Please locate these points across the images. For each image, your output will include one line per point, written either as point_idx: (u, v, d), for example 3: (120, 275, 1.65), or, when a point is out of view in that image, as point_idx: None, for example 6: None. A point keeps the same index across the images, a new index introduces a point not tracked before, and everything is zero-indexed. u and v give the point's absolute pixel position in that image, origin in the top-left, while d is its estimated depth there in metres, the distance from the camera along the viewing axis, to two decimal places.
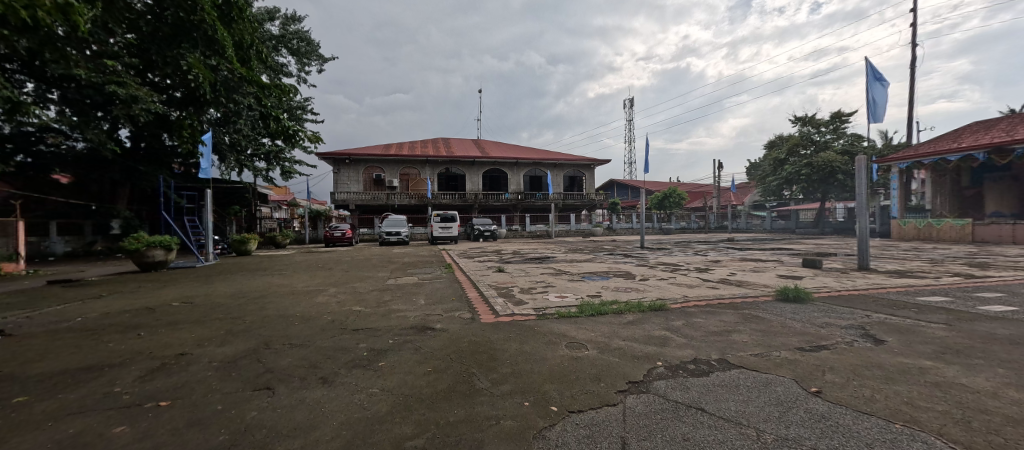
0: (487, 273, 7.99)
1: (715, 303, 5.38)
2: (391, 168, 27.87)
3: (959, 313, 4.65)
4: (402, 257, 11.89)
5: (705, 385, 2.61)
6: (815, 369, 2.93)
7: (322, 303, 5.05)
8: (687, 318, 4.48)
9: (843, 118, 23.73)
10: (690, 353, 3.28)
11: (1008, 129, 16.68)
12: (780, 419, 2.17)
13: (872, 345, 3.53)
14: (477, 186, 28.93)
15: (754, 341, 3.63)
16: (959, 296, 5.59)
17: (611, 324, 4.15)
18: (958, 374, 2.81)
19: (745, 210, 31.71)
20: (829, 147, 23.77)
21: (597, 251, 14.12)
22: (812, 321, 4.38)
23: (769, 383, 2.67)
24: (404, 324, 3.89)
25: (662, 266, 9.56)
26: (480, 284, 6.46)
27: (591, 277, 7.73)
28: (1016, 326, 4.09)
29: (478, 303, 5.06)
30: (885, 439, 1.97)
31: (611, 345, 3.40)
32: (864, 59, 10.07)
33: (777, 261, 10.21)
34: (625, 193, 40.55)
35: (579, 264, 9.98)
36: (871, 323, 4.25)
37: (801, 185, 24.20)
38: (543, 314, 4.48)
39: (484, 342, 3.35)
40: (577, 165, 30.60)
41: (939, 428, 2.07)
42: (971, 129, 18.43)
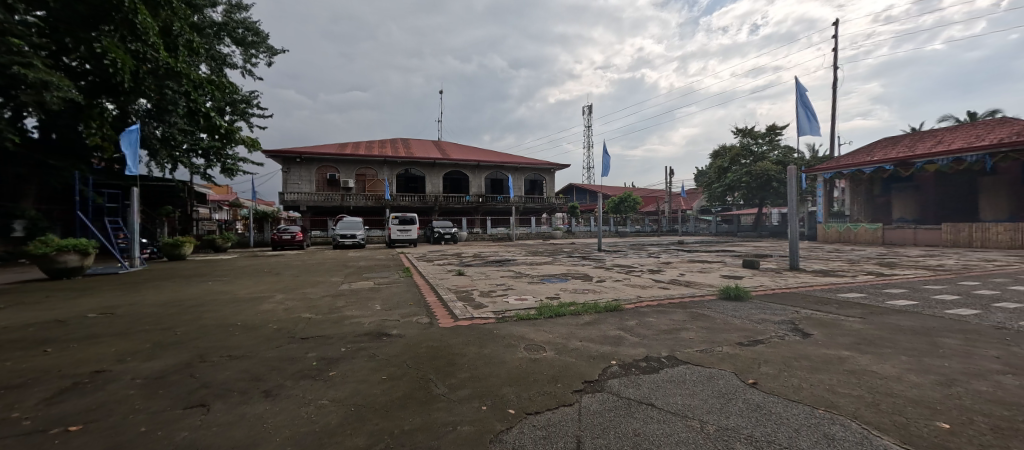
0: (447, 276, 7.90)
1: (666, 302, 5.66)
2: (346, 168, 26.80)
3: (871, 307, 5.24)
4: (358, 261, 11.46)
5: (655, 381, 2.74)
6: (753, 362, 3.16)
7: (267, 311, 4.74)
8: (640, 318, 4.68)
9: (777, 131, 25.96)
10: (642, 351, 3.43)
11: (910, 145, 19.03)
12: (722, 411, 2.31)
13: (801, 338, 3.88)
14: (437, 188, 28.50)
15: (701, 338, 3.86)
16: (871, 292, 6.30)
17: (569, 325, 4.23)
18: (870, 362, 3.16)
19: (693, 215, 33.72)
20: (766, 158, 25.90)
21: (556, 254, 14.41)
22: (750, 317, 4.74)
23: (712, 377, 2.85)
24: (358, 331, 3.74)
25: (618, 268, 9.92)
26: (439, 288, 6.36)
27: (550, 279, 7.86)
28: (915, 317, 4.68)
29: (437, 307, 4.98)
30: (811, 423, 2.17)
31: (568, 346, 3.48)
32: (795, 78, 11.09)
33: (722, 262, 10.94)
34: (584, 197, 41.74)
35: (539, 266, 10.13)
36: (800, 318, 4.67)
37: (742, 191, 26.15)
38: (503, 317, 4.49)
39: (443, 347, 3.31)
40: (537, 168, 31.03)
41: (855, 411, 2.31)
42: (881, 144, 20.85)
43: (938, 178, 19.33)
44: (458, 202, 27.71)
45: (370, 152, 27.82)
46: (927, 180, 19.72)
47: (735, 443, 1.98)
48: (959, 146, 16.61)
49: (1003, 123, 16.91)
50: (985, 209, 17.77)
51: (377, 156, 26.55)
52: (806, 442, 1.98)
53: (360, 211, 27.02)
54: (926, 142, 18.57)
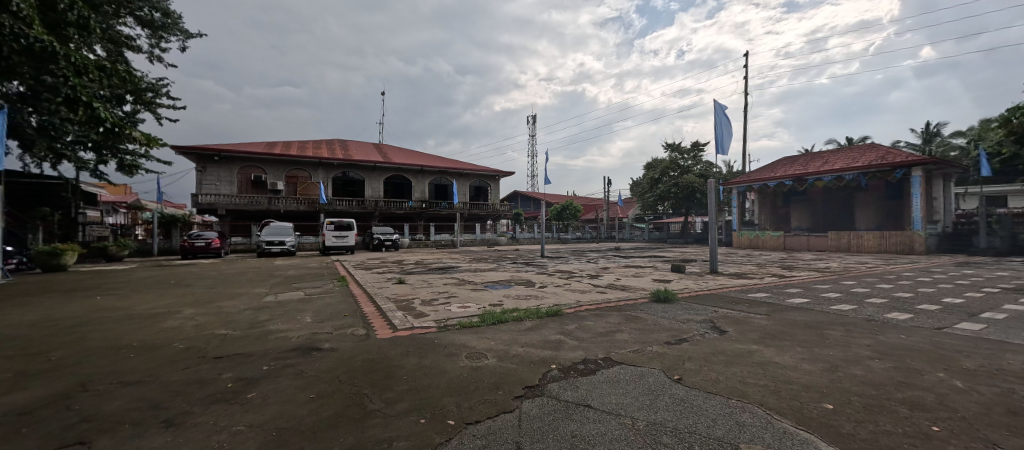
0: (387, 285, 7.57)
1: (603, 306, 5.92)
2: (274, 169, 24.76)
3: (776, 305, 5.93)
4: (287, 270, 10.58)
5: (592, 383, 2.85)
6: (678, 359, 3.42)
7: (173, 329, 4.19)
8: (580, 322, 4.85)
9: (700, 147, 28.56)
10: (581, 354, 3.55)
11: (803, 164, 21.98)
12: (651, 407, 2.47)
13: (719, 335, 4.28)
14: (377, 193, 27.31)
15: (634, 339, 4.10)
16: (776, 292, 7.14)
17: (512, 331, 4.26)
18: (774, 354, 3.57)
19: (628, 222, 35.80)
20: (690, 171, 28.33)
21: (500, 260, 14.48)
22: (677, 318, 5.13)
23: (643, 375, 3.04)
24: (284, 347, 3.45)
25: (559, 273, 10.21)
26: (377, 297, 6.07)
27: (493, 286, 7.86)
28: (809, 313, 5.39)
29: (374, 318, 4.75)
30: (726, 413, 2.39)
31: (510, 352, 3.50)
32: (715, 100, 12.32)
33: (653, 267, 11.74)
34: (527, 205, 42.53)
35: (483, 273, 10.11)
36: (719, 317, 5.15)
37: (671, 201, 28.35)
38: (445, 326, 4.40)
39: (380, 359, 3.16)
40: (481, 175, 31.03)
41: (761, 399, 2.59)
42: (782, 162, 23.85)
43: (826, 193, 22.49)
44: (400, 208, 26.76)
45: (302, 152, 25.98)
46: (817, 193, 22.88)
47: (663, 437, 2.11)
48: (840, 166, 19.49)
49: (872, 148, 20.12)
50: (860, 218, 21.05)
51: (311, 157, 24.86)
52: (722, 430, 2.18)
53: (290, 215, 25.03)
54: (816, 162, 21.53)
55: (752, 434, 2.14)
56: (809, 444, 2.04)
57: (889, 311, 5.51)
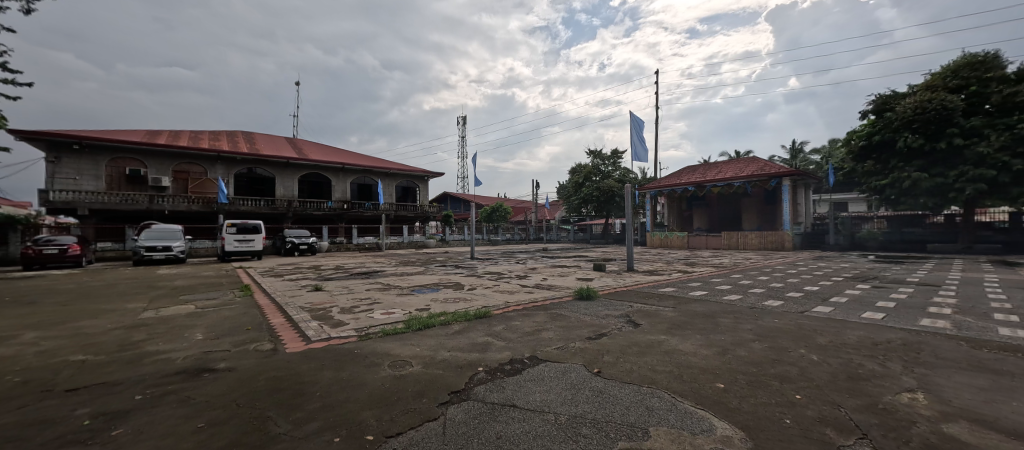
0: (300, 293, 6.92)
1: (530, 306, 6.08)
2: (158, 163, 21.30)
3: (681, 299, 6.62)
4: (173, 280, 9.14)
5: (517, 382, 2.90)
6: (598, 353, 3.63)
7: (7, 359, 3.35)
8: (508, 322, 4.92)
9: (619, 155, 30.81)
10: (507, 355, 3.59)
11: (703, 173, 24.87)
12: (573, 401, 2.58)
13: (633, 328, 4.64)
14: (289, 192, 24.89)
15: (558, 336, 4.27)
16: (681, 286, 7.97)
17: (439, 336, 4.16)
18: (679, 343, 3.96)
19: (555, 224, 37.22)
20: (610, 177, 30.42)
21: (428, 263, 14.14)
22: (597, 314, 5.46)
23: (566, 371, 3.17)
24: (166, 370, 2.97)
25: (488, 275, 10.27)
26: (288, 307, 5.52)
27: (420, 289, 7.61)
28: (707, 304, 6.10)
29: (283, 330, 4.31)
30: (640, 399, 2.60)
31: (436, 358, 3.41)
32: (631, 112, 13.40)
33: (578, 266, 12.38)
34: (457, 207, 42.14)
35: (410, 277, 9.75)
36: (633, 312, 5.58)
37: (593, 204, 30.12)
38: (366, 334, 4.16)
39: (289, 376, 2.87)
40: (409, 175, 29.96)
41: (668, 384, 2.86)
42: (685, 171, 26.74)
43: (720, 198, 25.68)
44: (317, 209, 24.68)
45: (195, 144, 22.72)
46: (714, 198, 25.96)
47: (583, 429, 2.22)
48: (730, 175, 22.37)
49: (754, 160, 23.42)
50: (746, 220, 24.33)
51: (207, 150, 21.84)
52: (634, 416, 2.36)
53: (179, 217, 21.72)
54: (712, 172, 24.45)
55: (661, 417, 2.35)
56: (705, 420, 2.30)
57: (768, 300, 6.44)
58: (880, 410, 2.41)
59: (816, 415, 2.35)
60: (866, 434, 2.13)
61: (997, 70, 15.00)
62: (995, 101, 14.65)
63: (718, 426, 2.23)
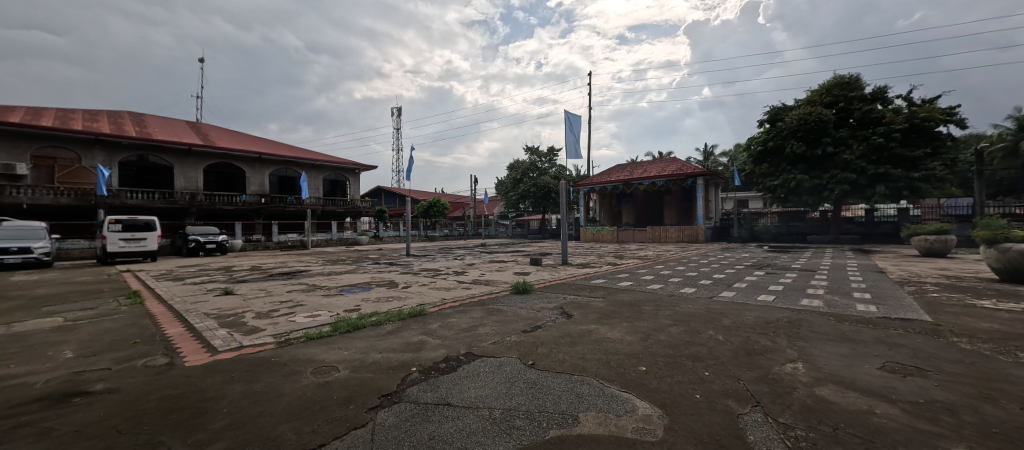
0: (206, 298, 6.14)
1: (467, 302, 6.04)
2: (11, 146, 17.52)
3: (609, 289, 7.04)
4: (36, 287, 7.63)
5: (451, 380, 2.86)
6: (532, 346, 3.71)
7: None
8: (444, 320, 4.84)
9: (554, 152, 31.82)
10: (443, 353, 3.53)
11: (630, 171, 26.62)
12: (507, 394, 2.61)
13: (566, 319, 4.83)
14: (192, 184, 21.97)
15: (494, 331, 4.30)
16: (610, 278, 8.48)
17: (369, 338, 3.96)
18: (608, 331, 4.20)
19: (493, 219, 37.41)
20: (546, 173, 31.32)
21: (360, 261, 13.41)
22: (533, 307, 5.60)
23: (501, 365, 3.20)
24: (20, 399, 2.46)
25: (424, 272, 10.04)
26: (190, 315, 4.88)
27: (350, 289, 7.18)
28: (633, 293, 6.56)
29: (184, 341, 3.79)
30: (571, 388, 2.70)
31: (366, 361, 3.24)
32: (566, 110, 13.87)
33: (515, 261, 12.60)
34: (391, 202, 40.47)
35: (339, 276, 9.19)
36: (566, 303, 5.81)
37: (530, 200, 30.77)
38: (286, 340, 3.81)
39: (188, 394, 2.52)
40: (338, 168, 28.04)
41: (596, 371, 3.01)
42: (615, 169, 28.42)
43: (645, 195, 27.68)
44: (228, 203, 22.12)
45: (65, 125, 19.09)
46: (640, 195, 27.92)
47: (516, 421, 2.26)
48: (654, 174, 24.22)
49: (674, 161, 25.56)
50: (667, 216, 26.51)
51: (82, 133, 18.45)
52: (565, 404, 2.46)
53: (43, 212, 18.16)
54: (638, 171, 26.26)
55: (589, 402, 2.48)
56: (629, 402, 2.46)
57: (685, 287, 7.10)
58: (770, 379, 2.78)
59: (721, 389, 2.64)
60: (759, 402, 2.43)
61: (857, 90, 18.05)
62: (857, 116, 17.61)
63: (640, 406, 2.40)
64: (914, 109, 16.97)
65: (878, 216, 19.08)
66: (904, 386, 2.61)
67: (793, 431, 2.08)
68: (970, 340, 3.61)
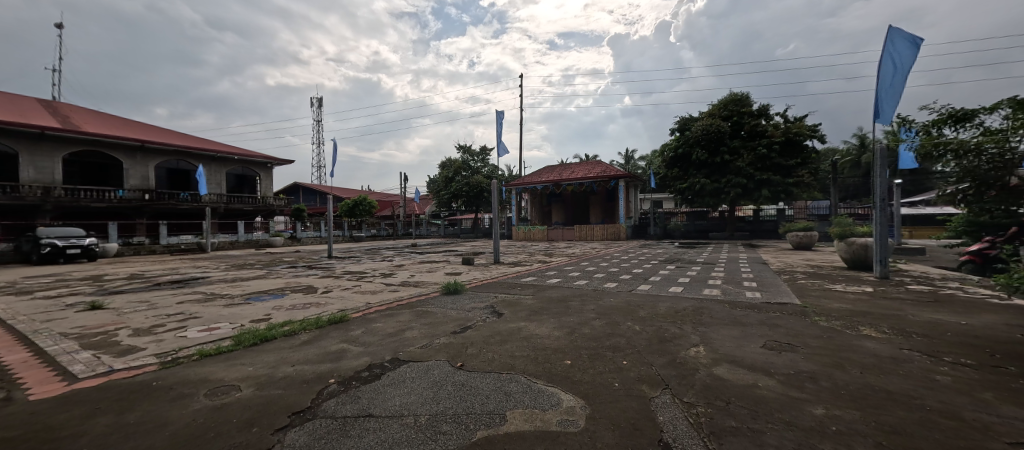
0: (64, 315, 5.07)
1: (394, 305, 5.77)
2: None
3: (539, 286, 7.25)
4: None
5: (373, 389, 2.70)
6: (461, 347, 3.67)
7: None
8: (368, 325, 4.57)
9: (486, 151, 31.92)
10: (365, 361, 3.33)
11: (559, 172, 27.67)
12: (434, 399, 2.54)
13: (496, 318, 4.86)
14: (47, 176, 18.11)
15: (422, 334, 4.16)
16: (540, 275, 8.74)
17: (279, 350, 3.59)
18: (536, 327, 4.31)
19: (424, 219, 36.44)
20: (479, 172, 31.32)
21: (273, 265, 12.16)
22: (463, 307, 5.54)
23: (429, 369, 3.11)
24: None
25: (348, 275, 9.44)
26: (39, 336, 3.98)
27: (259, 297, 6.44)
28: (560, 290, 6.82)
29: (29, 369, 3.08)
30: (499, 387, 2.71)
31: (275, 377, 2.93)
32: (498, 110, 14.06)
33: (446, 261, 12.41)
34: (310, 200, 37.32)
35: (246, 282, 8.23)
36: (497, 302, 5.85)
37: (462, 199, 30.46)
38: (174, 360, 3.29)
39: (33, 434, 2.06)
40: (245, 161, 25.11)
41: (525, 368, 3.06)
42: (545, 170, 29.35)
43: (573, 195, 28.96)
44: (97, 200, 18.66)
45: None
46: (568, 195, 29.14)
47: (443, 426, 2.21)
48: (581, 176, 25.48)
49: (599, 164, 27.10)
50: (593, 215, 28.04)
51: None
52: (493, 403, 2.46)
53: None
54: (567, 172, 27.39)
55: (516, 400, 2.51)
56: (554, 396, 2.55)
57: (608, 282, 7.56)
58: (678, 363, 3.06)
59: (636, 376, 2.85)
60: (668, 385, 2.67)
61: (747, 107, 20.80)
62: (747, 128, 20.32)
63: (564, 399, 2.49)
64: (789, 126, 20.01)
65: (762, 216, 22.18)
66: (779, 360, 3.05)
67: (695, 409, 2.31)
68: (827, 318, 4.37)
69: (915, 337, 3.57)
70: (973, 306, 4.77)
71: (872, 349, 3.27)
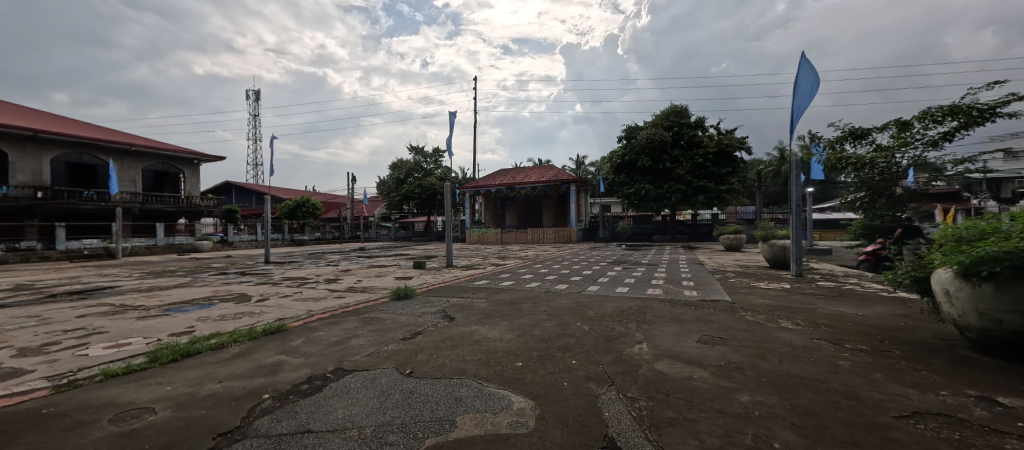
0: None
1: (338, 312, 5.47)
2: None
3: (491, 289, 7.24)
4: None
5: (313, 403, 2.54)
6: (411, 353, 3.56)
7: None
8: (309, 335, 4.29)
9: (439, 153, 31.48)
10: (305, 372, 3.12)
11: (513, 176, 27.94)
12: (380, 409, 2.44)
13: (447, 322, 4.78)
14: None
15: (368, 342, 3.98)
16: (493, 278, 8.74)
17: (204, 366, 3.26)
18: (488, 331, 4.30)
19: (373, 221, 35.07)
20: (431, 174, 30.77)
21: (200, 272, 11.05)
22: (413, 312, 5.39)
23: (375, 378, 2.98)
24: None
25: (288, 281, 8.82)
26: None
27: (181, 308, 5.80)
28: (512, 292, 6.87)
29: None
30: (449, 393, 2.66)
31: (198, 395, 2.65)
32: (451, 111, 13.97)
33: (397, 265, 12.02)
34: (244, 200, 34.45)
35: (166, 292, 7.39)
36: (448, 306, 5.75)
37: (414, 201, 29.70)
38: (71, 383, 2.87)
39: None
40: (167, 157, 22.69)
41: (476, 372, 3.04)
42: (499, 173, 29.49)
43: (526, 199, 29.33)
44: None
45: None
46: (521, 199, 29.46)
47: (389, 436, 2.13)
48: (534, 180, 25.90)
49: (551, 168, 27.72)
50: (545, 218, 28.57)
51: None
52: (442, 410, 2.42)
53: None
54: (520, 176, 27.72)
55: (466, 404, 2.48)
56: (505, 399, 2.55)
57: (559, 284, 7.74)
58: (623, 360, 3.21)
59: (585, 374, 2.94)
60: (614, 381, 2.78)
61: (686, 119, 22.38)
62: (686, 139, 21.85)
63: (514, 401, 2.51)
64: (721, 137, 21.74)
65: (699, 220, 23.91)
66: (712, 353, 3.30)
67: (637, 403, 2.42)
68: (753, 313, 4.79)
69: (824, 328, 4.02)
70: (870, 299, 5.48)
71: (789, 340, 3.64)
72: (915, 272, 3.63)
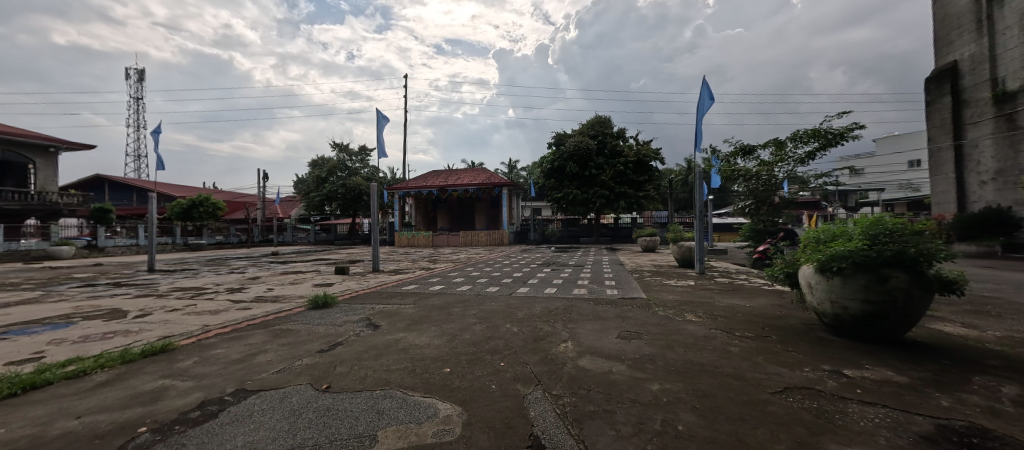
0: None
1: (241, 326, 4.87)
2: None
3: (420, 294, 7.00)
4: None
5: (207, 431, 2.23)
6: (329, 366, 3.30)
7: None
8: (204, 353, 3.77)
9: (366, 152, 29.90)
10: (198, 397, 2.73)
11: (445, 178, 27.53)
12: (291, 430, 2.23)
13: (371, 331, 4.52)
14: None
15: (279, 357, 3.60)
16: (422, 282, 8.49)
17: (58, 399, 2.68)
18: (416, 337, 4.16)
19: (289, 223, 32.06)
20: (357, 174, 29.10)
21: (57, 284, 9.10)
22: (333, 322, 5.00)
23: (284, 396, 2.70)
24: None
25: (180, 292, 7.66)
26: None
27: (26, 329, 4.71)
28: (442, 296, 6.72)
29: None
30: (370, 406, 2.51)
31: (45, 437, 2.16)
32: (377, 108, 13.37)
33: (316, 271, 11.10)
34: (121, 198, 29.21)
35: (5, 311, 5.92)
36: (373, 314, 5.44)
37: (337, 201, 27.71)
38: None
39: None
40: (11, 143, 18.48)
41: (400, 381, 2.91)
42: (431, 175, 28.85)
43: (458, 201, 29.03)
44: None
45: None
46: (453, 201, 29.11)
47: None
48: (466, 182, 25.77)
49: (484, 171, 27.83)
50: (478, 221, 28.54)
51: None
52: (363, 425, 2.27)
53: None
54: (452, 178, 27.46)
55: (390, 417, 2.36)
56: (431, 407, 2.48)
57: (490, 287, 7.75)
58: (548, 360, 3.30)
59: (513, 376, 2.97)
60: (540, 381, 2.84)
61: (609, 129, 24.03)
62: (609, 147, 23.43)
63: (441, 409, 2.45)
64: (639, 148, 23.71)
65: (621, 223, 25.71)
66: (629, 347, 3.55)
67: (562, 399, 2.51)
68: (664, 308, 5.26)
69: (721, 319, 4.54)
70: (757, 292, 6.32)
71: (693, 331, 4.05)
72: (787, 268, 4.29)
